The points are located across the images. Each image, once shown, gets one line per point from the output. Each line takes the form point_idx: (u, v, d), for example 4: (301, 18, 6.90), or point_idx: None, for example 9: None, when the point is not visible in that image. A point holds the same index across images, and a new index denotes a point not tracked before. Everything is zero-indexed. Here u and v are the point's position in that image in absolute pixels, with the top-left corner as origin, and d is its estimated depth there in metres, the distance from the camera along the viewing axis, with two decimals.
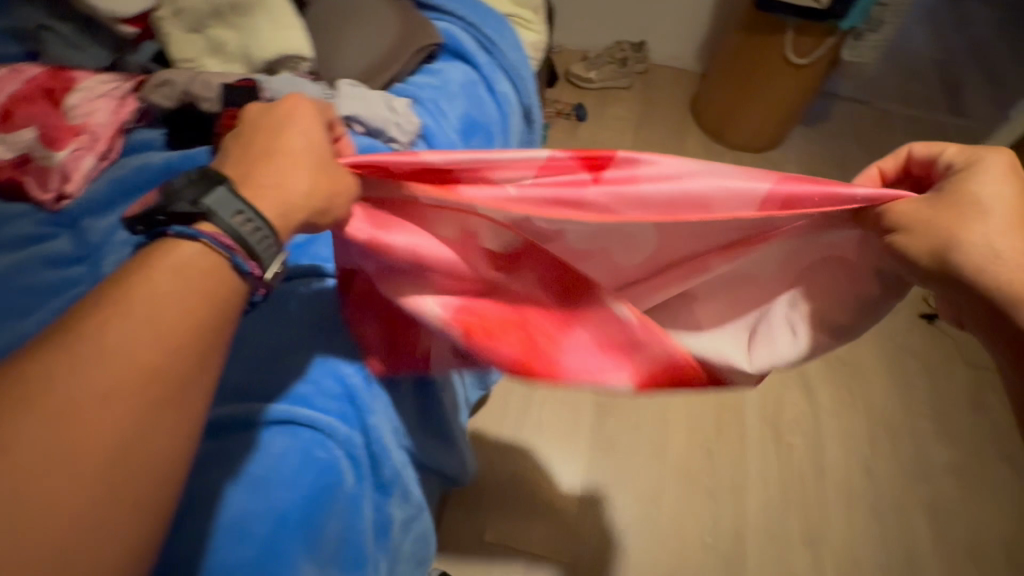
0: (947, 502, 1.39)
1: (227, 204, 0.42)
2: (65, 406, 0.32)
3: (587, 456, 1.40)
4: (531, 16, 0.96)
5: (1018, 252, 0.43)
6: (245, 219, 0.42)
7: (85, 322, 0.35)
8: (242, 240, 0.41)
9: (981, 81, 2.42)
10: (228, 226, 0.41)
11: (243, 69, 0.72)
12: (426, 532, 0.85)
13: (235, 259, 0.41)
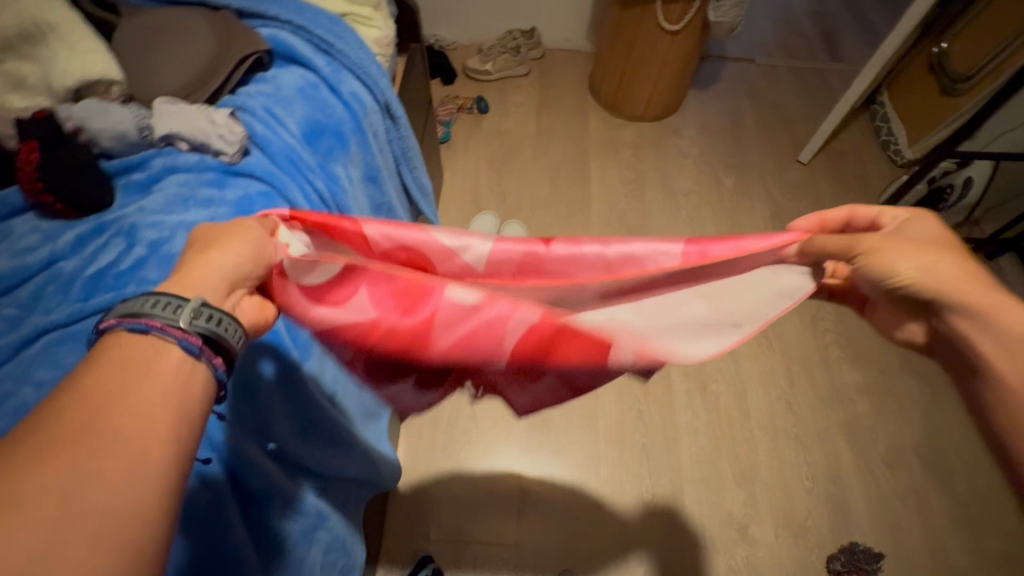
0: (864, 422, 1.46)
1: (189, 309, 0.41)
2: (110, 472, 0.33)
3: (515, 437, 1.36)
4: (370, 13, 0.96)
5: (953, 269, 0.43)
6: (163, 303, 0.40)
7: (104, 400, 0.35)
8: (213, 337, 0.41)
9: (852, 27, 2.57)
10: (147, 314, 0.40)
11: (49, 102, 0.69)
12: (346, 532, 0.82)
13: (206, 359, 0.41)
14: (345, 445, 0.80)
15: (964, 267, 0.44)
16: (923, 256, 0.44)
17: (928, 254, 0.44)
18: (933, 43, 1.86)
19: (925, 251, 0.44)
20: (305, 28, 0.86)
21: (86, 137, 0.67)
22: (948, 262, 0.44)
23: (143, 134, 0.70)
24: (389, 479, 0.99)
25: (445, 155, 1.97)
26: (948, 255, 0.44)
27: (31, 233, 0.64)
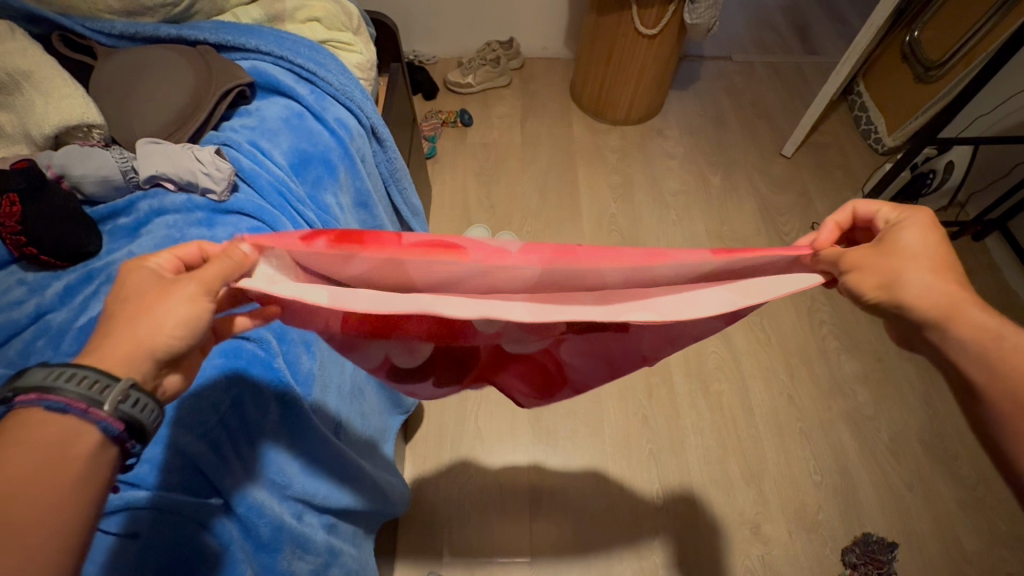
0: (866, 411, 1.46)
1: (53, 377, 0.35)
2: None
3: (521, 452, 1.34)
4: (350, 38, 0.95)
5: (926, 286, 0.43)
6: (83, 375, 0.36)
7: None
8: (92, 401, 0.36)
9: (823, 20, 2.62)
10: (76, 395, 0.35)
11: (28, 151, 0.68)
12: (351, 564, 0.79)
13: (94, 423, 0.36)
14: (353, 476, 0.78)
15: (936, 280, 0.44)
16: (896, 279, 0.45)
17: (903, 275, 0.44)
18: (906, 31, 1.87)
19: (905, 274, 0.44)
20: (285, 58, 0.85)
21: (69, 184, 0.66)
22: (920, 279, 0.44)
23: (127, 178, 0.68)
24: (398, 506, 0.97)
25: (432, 171, 1.96)
26: (925, 271, 0.44)
27: (16, 285, 0.62)
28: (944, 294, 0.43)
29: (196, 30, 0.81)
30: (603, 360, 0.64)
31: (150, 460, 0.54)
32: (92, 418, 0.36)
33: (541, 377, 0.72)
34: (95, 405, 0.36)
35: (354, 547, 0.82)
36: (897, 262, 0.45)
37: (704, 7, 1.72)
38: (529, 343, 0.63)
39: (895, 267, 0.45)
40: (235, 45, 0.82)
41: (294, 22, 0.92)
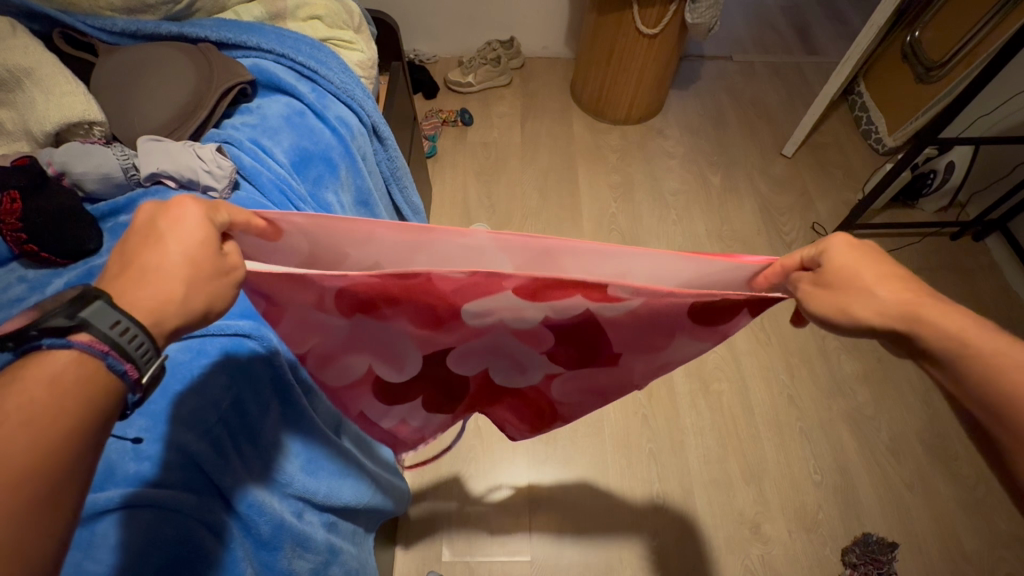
0: (866, 411, 1.46)
1: (109, 325, 0.33)
2: None
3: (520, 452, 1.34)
4: (351, 37, 0.95)
5: (879, 302, 0.41)
6: (139, 340, 0.34)
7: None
8: (138, 365, 0.34)
9: (825, 20, 2.61)
10: (122, 351, 0.33)
11: (28, 148, 0.67)
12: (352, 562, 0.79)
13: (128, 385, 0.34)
14: (351, 474, 0.78)
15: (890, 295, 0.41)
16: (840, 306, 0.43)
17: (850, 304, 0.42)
18: (906, 32, 1.87)
19: (861, 298, 0.42)
20: (287, 55, 0.85)
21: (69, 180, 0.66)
22: (873, 296, 0.41)
23: (128, 175, 0.68)
24: (398, 505, 0.97)
25: (432, 170, 1.96)
26: (872, 287, 0.42)
27: (17, 283, 0.62)
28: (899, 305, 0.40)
29: (198, 28, 0.81)
30: (594, 390, 0.70)
31: (150, 458, 0.53)
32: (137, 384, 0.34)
33: (535, 407, 0.77)
34: (139, 369, 0.34)
35: (354, 544, 0.82)
36: (843, 290, 0.43)
37: (705, 6, 1.72)
38: (523, 373, 0.70)
39: (839, 295, 0.43)
40: (237, 42, 0.82)
41: (296, 20, 0.92)
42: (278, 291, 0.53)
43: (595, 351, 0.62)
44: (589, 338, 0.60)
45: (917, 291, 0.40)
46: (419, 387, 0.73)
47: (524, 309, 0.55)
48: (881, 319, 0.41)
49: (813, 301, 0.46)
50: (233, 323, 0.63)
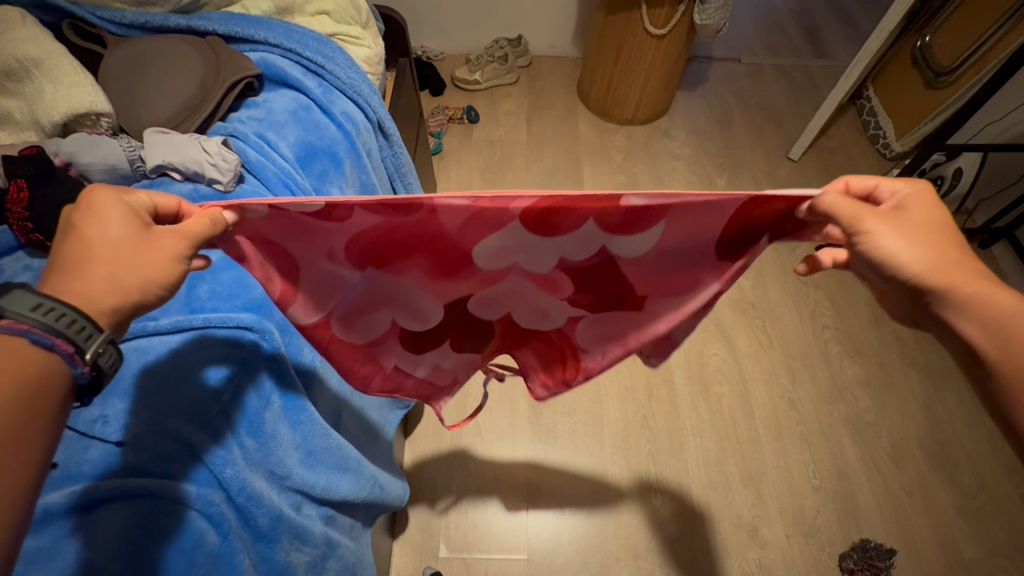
0: (866, 417, 1.46)
1: (27, 306, 0.36)
2: None
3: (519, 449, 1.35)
4: (358, 32, 0.95)
5: (940, 264, 0.44)
6: (67, 319, 0.37)
7: None
8: (63, 335, 0.37)
9: (834, 23, 2.60)
10: (44, 326, 0.36)
11: (37, 138, 0.68)
12: (349, 557, 0.80)
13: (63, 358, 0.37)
14: (350, 468, 0.78)
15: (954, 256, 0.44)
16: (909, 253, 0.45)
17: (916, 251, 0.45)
18: (916, 37, 1.87)
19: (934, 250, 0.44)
20: (294, 50, 0.85)
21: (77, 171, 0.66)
22: (941, 253, 0.45)
23: (134, 167, 0.69)
24: (397, 500, 0.97)
25: (437, 167, 1.96)
26: (948, 244, 0.45)
27: (24, 271, 0.63)
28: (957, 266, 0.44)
29: (205, 21, 0.81)
30: (615, 334, 0.66)
31: (150, 449, 0.54)
32: (71, 360, 0.37)
33: (559, 359, 0.74)
34: (67, 340, 0.37)
35: (352, 540, 0.82)
36: (920, 231, 0.46)
37: (714, 8, 1.71)
38: (546, 316, 0.67)
39: (917, 236, 0.45)
40: (244, 36, 0.83)
41: (305, 15, 0.92)
42: (288, 242, 0.53)
43: (621, 294, 0.61)
44: (613, 280, 0.59)
45: (972, 263, 0.45)
46: (443, 332, 0.70)
47: (538, 244, 0.53)
48: (940, 278, 0.44)
49: (881, 243, 0.46)
50: (235, 315, 0.64)
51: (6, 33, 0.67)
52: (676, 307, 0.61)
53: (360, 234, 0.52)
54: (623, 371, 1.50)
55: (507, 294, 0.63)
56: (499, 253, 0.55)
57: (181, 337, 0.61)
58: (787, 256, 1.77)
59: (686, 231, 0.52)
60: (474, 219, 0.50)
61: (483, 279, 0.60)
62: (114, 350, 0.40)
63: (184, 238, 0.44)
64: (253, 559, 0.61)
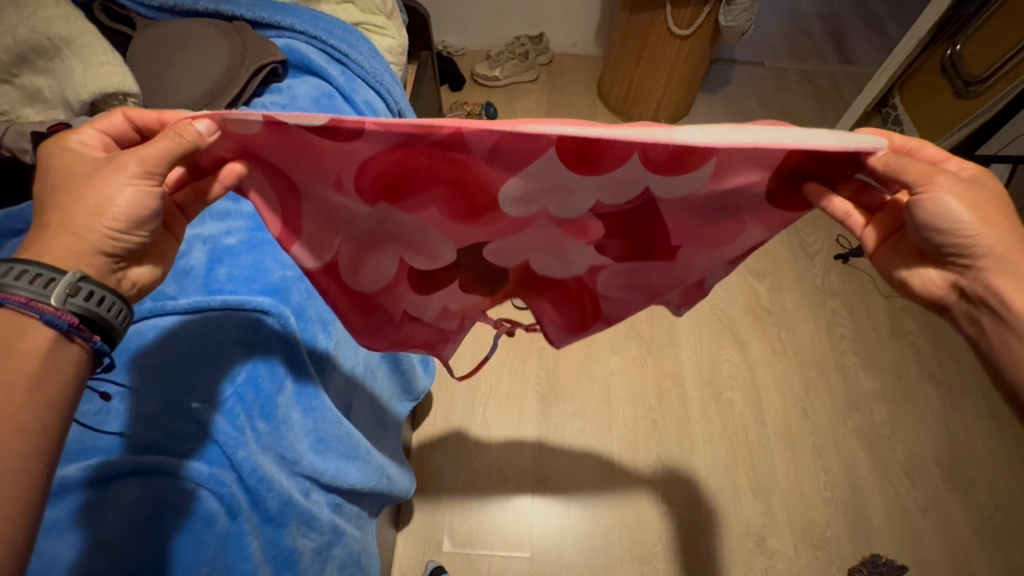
0: (881, 429, 1.43)
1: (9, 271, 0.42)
2: None
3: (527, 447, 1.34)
4: (383, 22, 0.95)
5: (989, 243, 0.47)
6: (30, 274, 0.42)
7: None
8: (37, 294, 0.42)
9: (862, 29, 2.55)
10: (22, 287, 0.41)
11: (64, 117, 0.68)
12: (354, 545, 0.80)
13: (42, 315, 0.42)
14: (358, 457, 0.78)
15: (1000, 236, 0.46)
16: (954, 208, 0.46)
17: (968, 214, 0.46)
18: (947, 45, 1.82)
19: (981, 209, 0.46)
20: (319, 38, 0.85)
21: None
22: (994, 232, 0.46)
23: None
24: (404, 491, 0.97)
25: None
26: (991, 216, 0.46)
27: None
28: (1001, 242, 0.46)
29: (234, 7, 0.82)
30: (641, 283, 0.67)
31: (167, 429, 0.55)
32: (38, 310, 0.42)
33: (574, 307, 0.73)
34: (42, 298, 0.42)
35: (359, 529, 0.82)
36: (982, 205, 0.46)
37: (740, 9, 1.69)
38: (567, 263, 0.65)
39: (977, 207, 0.46)
40: (271, 22, 0.83)
41: (331, 3, 0.92)
42: (293, 166, 0.49)
43: (651, 242, 0.60)
44: (644, 224, 0.58)
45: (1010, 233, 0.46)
46: (452, 278, 0.68)
47: (575, 184, 0.50)
48: (983, 243, 0.47)
49: (941, 200, 0.46)
50: (253, 299, 0.64)
51: (39, 11, 0.68)
52: (713, 252, 0.62)
53: (370, 162, 0.48)
54: (634, 372, 1.48)
55: (530, 238, 0.60)
56: (528, 195, 0.52)
57: (201, 318, 0.61)
58: (805, 264, 1.74)
59: (734, 170, 0.49)
60: (500, 151, 0.46)
61: (508, 225, 0.58)
62: (88, 291, 0.43)
63: (142, 160, 0.45)
64: (259, 541, 0.61)
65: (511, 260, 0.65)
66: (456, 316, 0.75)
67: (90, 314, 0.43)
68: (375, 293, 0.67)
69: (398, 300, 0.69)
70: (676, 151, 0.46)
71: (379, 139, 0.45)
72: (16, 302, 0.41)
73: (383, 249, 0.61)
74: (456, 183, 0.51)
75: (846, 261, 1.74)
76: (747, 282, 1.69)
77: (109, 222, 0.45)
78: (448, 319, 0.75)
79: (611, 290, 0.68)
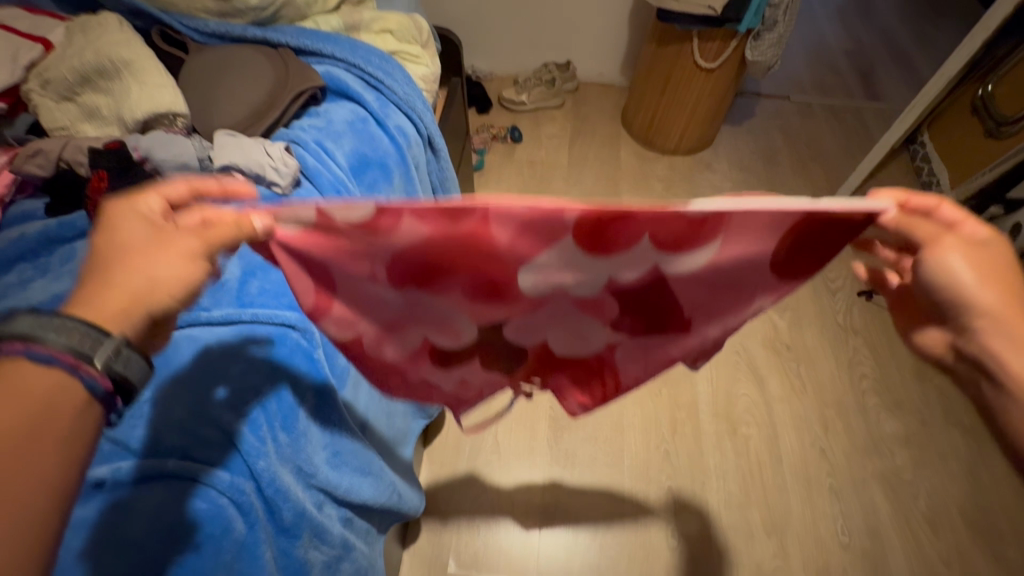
0: (903, 475, 1.39)
1: (49, 326, 0.36)
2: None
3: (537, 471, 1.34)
4: (418, 51, 0.99)
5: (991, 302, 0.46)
6: (74, 332, 0.36)
7: None
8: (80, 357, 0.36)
9: (891, 67, 2.55)
10: (64, 347, 0.36)
11: (118, 133, 0.73)
12: (363, 561, 0.80)
13: (82, 379, 0.37)
14: (371, 473, 0.79)
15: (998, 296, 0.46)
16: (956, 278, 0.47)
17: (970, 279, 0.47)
18: (978, 84, 1.80)
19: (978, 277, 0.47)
20: (356, 65, 0.89)
21: (150, 164, 0.70)
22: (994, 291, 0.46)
23: (202, 164, 0.72)
24: (412, 510, 0.97)
25: (478, 183, 2.00)
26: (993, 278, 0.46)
27: None
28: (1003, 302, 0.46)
29: (279, 34, 0.86)
30: (659, 361, 0.66)
31: (193, 434, 0.57)
32: (80, 373, 0.37)
33: (594, 383, 0.73)
34: (86, 363, 0.37)
35: (367, 545, 0.83)
36: (983, 265, 0.47)
37: (767, 45, 1.72)
38: (585, 341, 0.66)
39: (980, 268, 0.46)
40: (313, 49, 0.87)
41: (370, 32, 0.96)
42: (332, 254, 0.54)
43: (667, 314, 0.60)
44: (661, 302, 0.59)
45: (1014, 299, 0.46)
46: (473, 354, 0.69)
47: (592, 266, 0.53)
48: (978, 306, 0.47)
49: (948, 261, 0.47)
50: (280, 313, 0.66)
51: (103, 36, 0.73)
52: (723, 321, 0.60)
53: (401, 249, 0.52)
54: (648, 402, 1.47)
55: (547, 314, 0.62)
56: (544, 274, 0.54)
57: (231, 329, 0.64)
58: (827, 300, 1.72)
59: (740, 238, 0.50)
60: (523, 233, 0.49)
61: (527, 305, 0.60)
62: (129, 355, 0.38)
63: (202, 236, 0.44)
64: (273, 550, 0.62)
65: (528, 338, 0.66)
66: (475, 392, 0.76)
67: (133, 379, 0.39)
68: (400, 360, 0.70)
69: (420, 370, 0.72)
70: (683, 231, 0.49)
71: (415, 223, 0.48)
72: (61, 362, 0.36)
73: (409, 324, 0.64)
74: (483, 266, 0.54)
75: (870, 298, 1.71)
76: (767, 316, 1.67)
77: (162, 296, 0.42)
78: (469, 391, 0.76)
79: (631, 370, 0.68)
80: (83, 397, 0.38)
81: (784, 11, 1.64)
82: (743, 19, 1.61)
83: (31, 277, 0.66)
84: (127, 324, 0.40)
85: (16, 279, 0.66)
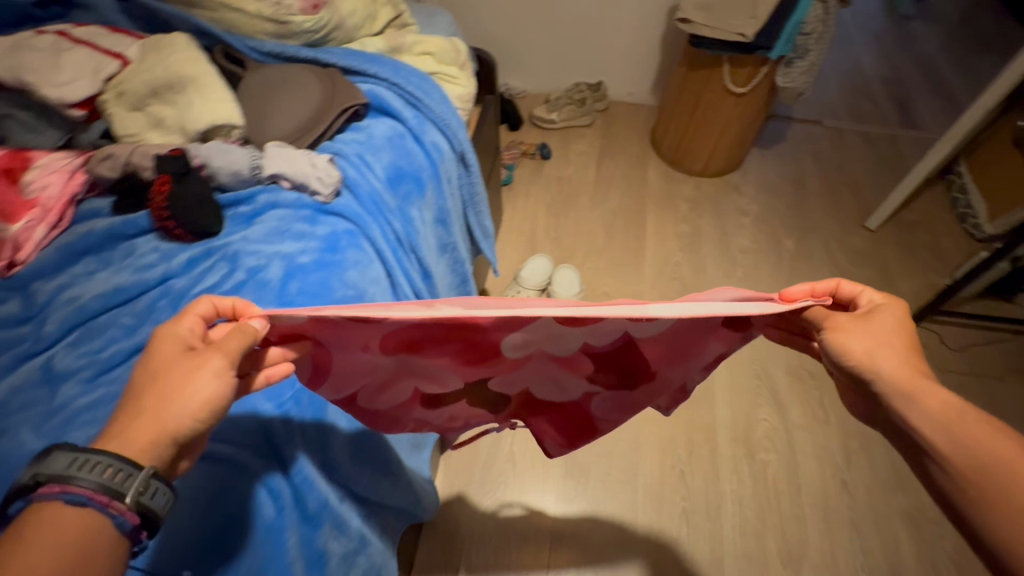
0: (928, 512, 1.35)
1: (87, 463, 0.40)
2: None
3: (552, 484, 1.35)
4: (455, 73, 1.05)
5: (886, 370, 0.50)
6: (108, 470, 0.40)
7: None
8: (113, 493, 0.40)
9: (928, 95, 2.52)
10: (98, 485, 0.40)
11: (180, 142, 0.80)
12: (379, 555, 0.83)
13: (112, 515, 0.40)
14: (392, 471, 0.82)
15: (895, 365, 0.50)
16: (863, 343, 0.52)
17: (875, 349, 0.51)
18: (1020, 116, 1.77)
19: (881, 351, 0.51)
20: (398, 85, 0.95)
21: (206, 172, 0.77)
22: (889, 358, 0.51)
23: (253, 173, 0.79)
24: (426, 510, 0.99)
25: (506, 198, 2.05)
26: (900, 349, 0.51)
27: (152, 251, 0.74)
28: (905, 376, 0.49)
29: (329, 55, 0.92)
30: (630, 404, 0.73)
31: None
32: (111, 510, 0.40)
33: (577, 423, 0.79)
34: (116, 501, 0.40)
35: (383, 541, 0.86)
36: (876, 337, 0.52)
37: (799, 72, 1.73)
38: (565, 390, 0.71)
39: (875, 341, 0.52)
40: (359, 69, 0.93)
41: (412, 54, 1.02)
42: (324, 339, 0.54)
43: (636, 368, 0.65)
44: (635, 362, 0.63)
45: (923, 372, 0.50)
46: (461, 397, 0.72)
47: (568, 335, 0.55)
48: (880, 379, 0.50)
49: (845, 340, 0.53)
50: None
51: (173, 54, 0.80)
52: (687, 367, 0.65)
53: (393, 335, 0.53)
54: (664, 422, 1.47)
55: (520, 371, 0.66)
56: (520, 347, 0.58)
57: None
58: None
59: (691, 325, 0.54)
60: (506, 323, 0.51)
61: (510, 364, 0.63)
62: (156, 488, 0.41)
63: (226, 354, 0.47)
64: (297, 542, 0.65)
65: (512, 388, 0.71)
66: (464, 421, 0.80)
67: (159, 510, 0.42)
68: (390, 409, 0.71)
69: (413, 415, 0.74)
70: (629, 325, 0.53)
71: (402, 325, 0.50)
72: (96, 502, 0.40)
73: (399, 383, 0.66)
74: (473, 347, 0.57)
75: None
76: None
77: (182, 419, 0.45)
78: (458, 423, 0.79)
79: (609, 412, 0.74)
80: (110, 531, 0.41)
81: (817, 39, 1.65)
82: (775, 46, 1.62)
83: (96, 268, 0.73)
84: (157, 453, 0.44)
85: (84, 270, 0.73)
